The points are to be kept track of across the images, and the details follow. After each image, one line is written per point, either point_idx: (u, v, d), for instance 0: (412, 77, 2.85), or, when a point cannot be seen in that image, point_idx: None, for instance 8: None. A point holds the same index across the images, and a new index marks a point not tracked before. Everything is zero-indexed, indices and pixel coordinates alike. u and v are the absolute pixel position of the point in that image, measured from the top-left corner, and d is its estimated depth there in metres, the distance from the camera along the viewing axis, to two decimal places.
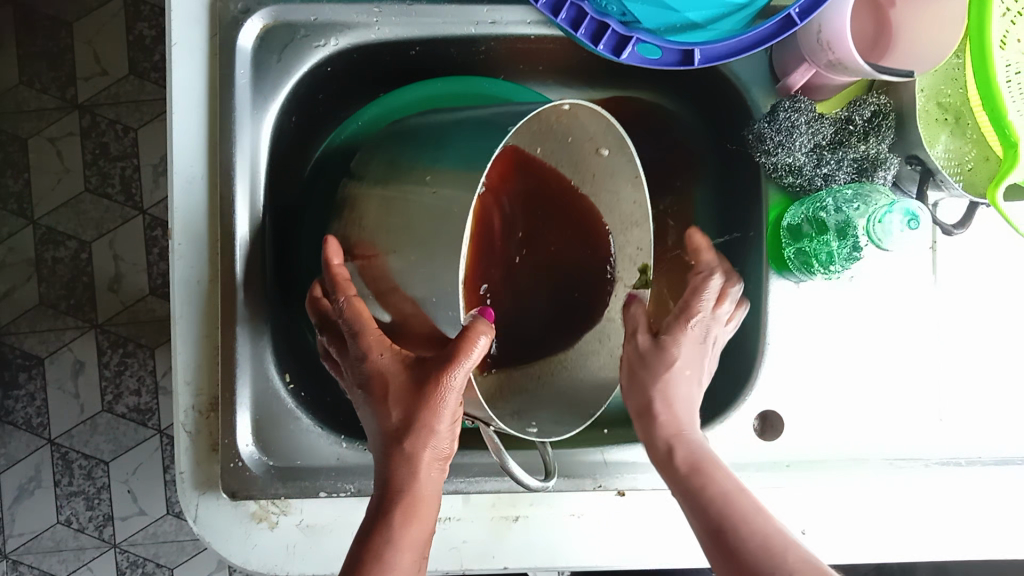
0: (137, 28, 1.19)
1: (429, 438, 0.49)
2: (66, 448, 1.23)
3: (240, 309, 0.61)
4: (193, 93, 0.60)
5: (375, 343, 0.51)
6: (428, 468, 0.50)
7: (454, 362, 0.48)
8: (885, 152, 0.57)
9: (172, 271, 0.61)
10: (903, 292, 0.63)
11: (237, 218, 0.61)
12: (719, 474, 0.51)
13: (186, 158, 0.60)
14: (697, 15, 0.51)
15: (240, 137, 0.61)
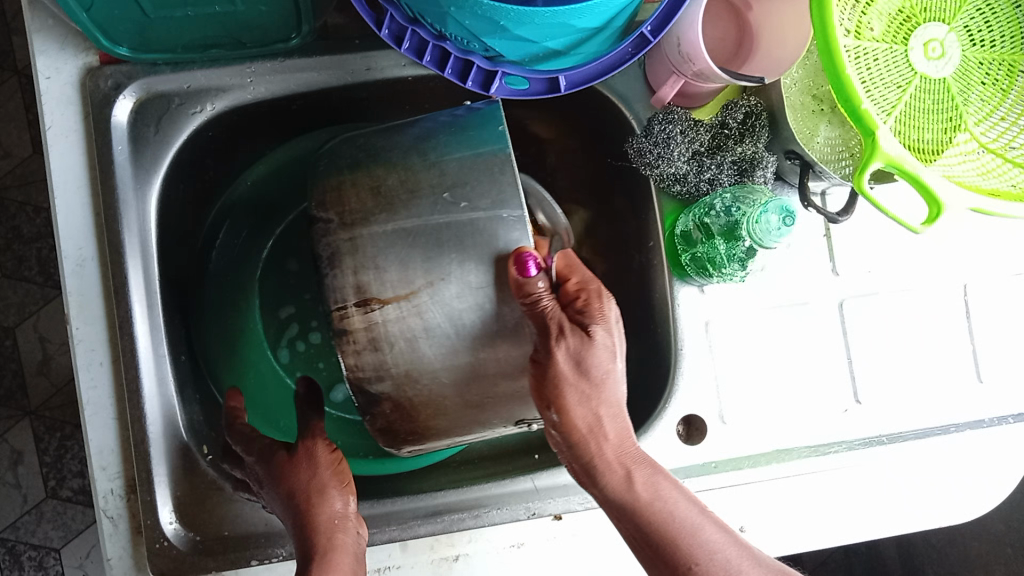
0: (37, 106, 1.17)
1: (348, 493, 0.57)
2: (13, 540, 1.19)
3: (147, 387, 0.60)
4: (73, 175, 0.60)
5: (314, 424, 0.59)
6: (346, 528, 0.55)
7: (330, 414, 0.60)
8: (762, 152, 0.58)
9: (75, 358, 0.60)
10: (805, 281, 0.65)
11: (133, 294, 0.60)
12: (675, 495, 0.49)
13: (72, 239, 0.60)
14: (555, 43, 0.51)
15: (126, 212, 0.60)
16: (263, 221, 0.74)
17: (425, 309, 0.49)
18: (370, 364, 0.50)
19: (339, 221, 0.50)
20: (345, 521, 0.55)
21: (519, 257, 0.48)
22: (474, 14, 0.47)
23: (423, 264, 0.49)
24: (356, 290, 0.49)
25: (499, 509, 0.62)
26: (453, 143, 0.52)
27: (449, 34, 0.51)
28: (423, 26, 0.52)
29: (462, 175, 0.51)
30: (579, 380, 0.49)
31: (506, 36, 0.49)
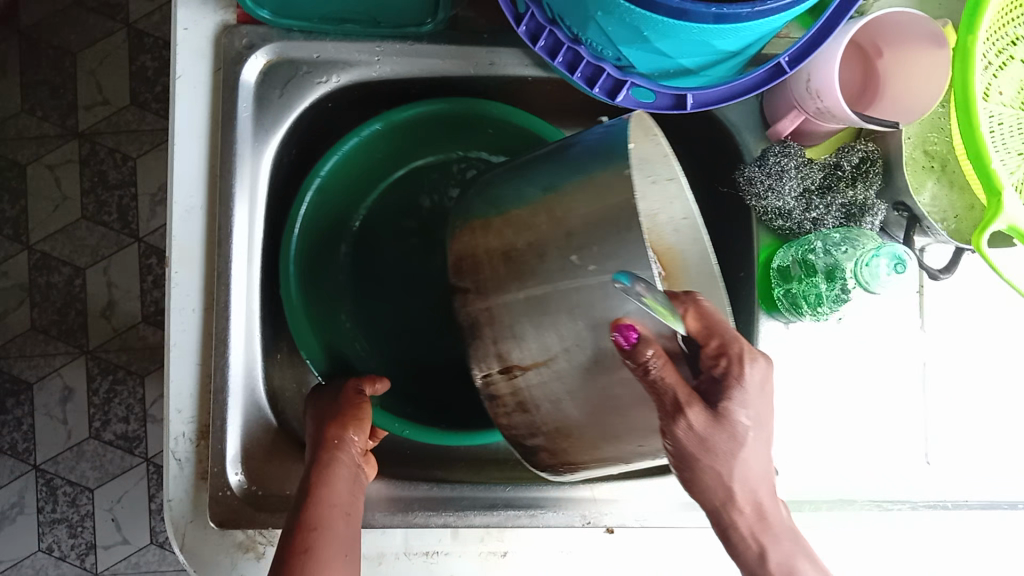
0: (140, 60, 1.21)
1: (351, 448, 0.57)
2: (50, 474, 1.22)
3: (233, 338, 0.62)
4: (195, 124, 0.61)
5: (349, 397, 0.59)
6: (341, 475, 0.55)
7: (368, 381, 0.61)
8: (873, 198, 0.58)
9: (169, 300, 0.61)
10: (892, 334, 0.64)
11: (233, 247, 0.62)
12: (808, 567, 0.50)
13: (185, 187, 0.61)
14: (690, 62, 0.51)
15: (240, 167, 0.62)
16: (353, 181, 0.70)
17: (564, 374, 0.46)
18: (522, 422, 0.51)
19: (475, 290, 0.50)
20: (349, 453, 0.56)
21: (619, 330, 0.43)
22: (620, 21, 0.48)
23: (555, 328, 0.46)
24: (499, 357, 0.49)
25: (555, 511, 0.62)
26: (574, 182, 0.46)
27: (586, 38, 0.52)
28: (560, 28, 0.53)
29: (587, 233, 0.44)
30: (707, 457, 0.47)
31: (643, 48, 0.50)
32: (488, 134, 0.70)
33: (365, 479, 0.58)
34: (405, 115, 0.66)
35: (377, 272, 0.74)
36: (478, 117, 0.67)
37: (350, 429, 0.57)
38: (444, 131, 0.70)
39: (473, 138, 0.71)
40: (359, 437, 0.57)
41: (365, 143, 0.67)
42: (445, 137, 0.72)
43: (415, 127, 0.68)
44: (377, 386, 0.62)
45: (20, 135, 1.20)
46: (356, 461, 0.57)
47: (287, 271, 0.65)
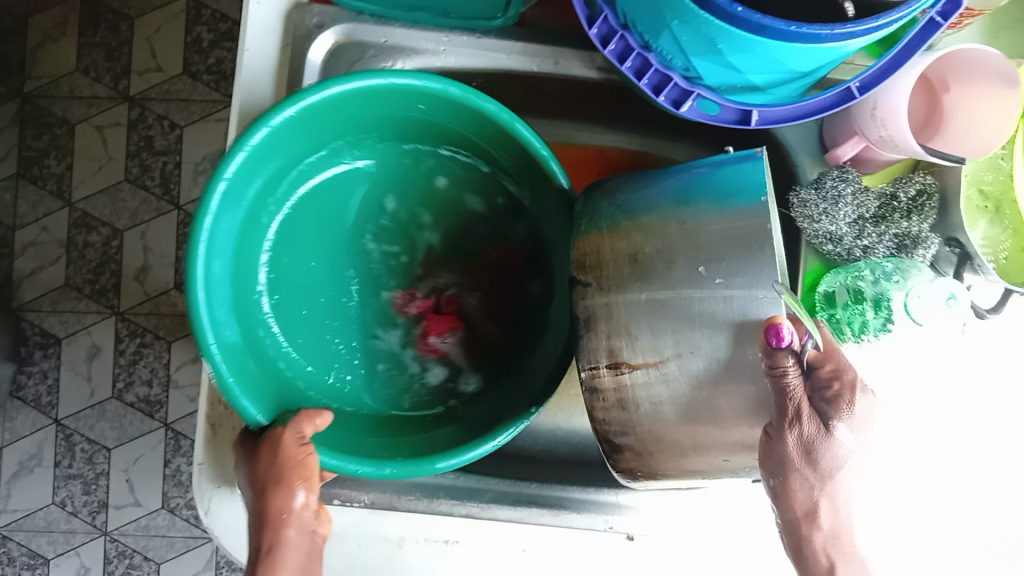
0: (197, 30, 1.23)
1: (295, 515, 0.52)
2: (70, 430, 1.24)
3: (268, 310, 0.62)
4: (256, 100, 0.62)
5: (288, 454, 0.52)
6: (291, 552, 0.52)
7: (298, 425, 0.53)
8: (926, 232, 0.58)
9: None
10: (936, 372, 0.63)
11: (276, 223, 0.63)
12: None
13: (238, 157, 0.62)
14: (759, 79, 0.52)
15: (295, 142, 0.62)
16: (290, 177, 0.63)
17: (673, 379, 0.47)
18: (617, 421, 0.49)
19: (596, 286, 0.49)
20: (300, 518, 0.53)
21: (772, 330, 0.44)
22: (695, 31, 0.48)
23: (674, 333, 0.46)
24: (611, 353, 0.48)
25: (578, 513, 0.63)
26: (708, 206, 0.48)
27: (657, 46, 0.52)
28: (633, 33, 0.53)
29: (720, 248, 0.46)
30: (807, 469, 0.50)
31: (714, 61, 0.51)
32: (458, 128, 0.60)
33: (319, 535, 0.55)
34: (337, 90, 0.54)
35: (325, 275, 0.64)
36: (446, 107, 0.57)
37: (294, 497, 0.52)
38: (404, 125, 0.62)
39: (434, 133, 0.63)
40: (307, 501, 0.53)
41: (285, 129, 0.56)
42: (405, 132, 0.63)
43: (367, 112, 0.60)
44: (318, 422, 0.54)
45: (73, 94, 1.22)
46: (307, 526, 0.53)
47: (194, 279, 0.54)
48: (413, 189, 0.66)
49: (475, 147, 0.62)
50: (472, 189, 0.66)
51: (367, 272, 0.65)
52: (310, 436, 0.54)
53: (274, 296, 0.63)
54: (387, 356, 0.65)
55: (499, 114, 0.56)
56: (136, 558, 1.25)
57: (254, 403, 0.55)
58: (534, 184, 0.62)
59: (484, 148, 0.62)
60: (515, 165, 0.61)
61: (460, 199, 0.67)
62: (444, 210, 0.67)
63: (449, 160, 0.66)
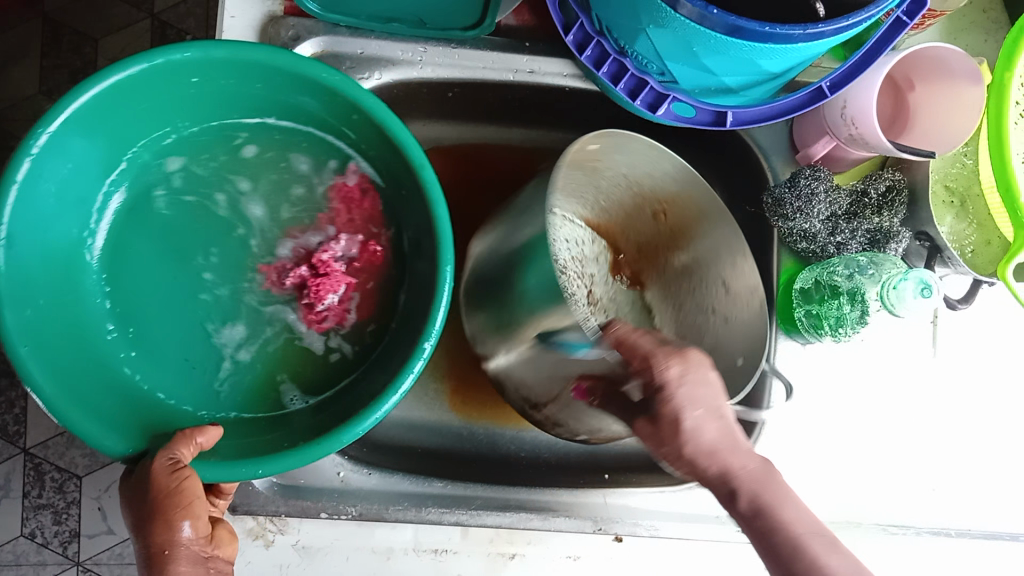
0: None
1: (182, 538, 0.50)
2: (39, 459, 1.21)
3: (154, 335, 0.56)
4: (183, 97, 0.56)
5: (167, 483, 0.48)
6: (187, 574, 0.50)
7: (175, 446, 0.49)
8: (898, 227, 0.59)
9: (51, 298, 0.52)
10: (905, 360, 0.65)
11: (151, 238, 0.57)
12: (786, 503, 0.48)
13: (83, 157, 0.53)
14: (732, 81, 0.53)
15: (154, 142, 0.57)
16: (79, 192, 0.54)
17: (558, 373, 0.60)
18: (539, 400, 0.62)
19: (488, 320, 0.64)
20: (190, 547, 0.51)
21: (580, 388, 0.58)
22: (672, 34, 0.49)
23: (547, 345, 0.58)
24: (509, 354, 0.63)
25: (566, 517, 0.63)
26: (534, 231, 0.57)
27: (634, 51, 0.54)
28: (608, 39, 0.55)
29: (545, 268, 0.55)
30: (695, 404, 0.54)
31: (691, 64, 0.52)
32: (240, 84, 0.55)
33: (213, 556, 0.53)
34: (87, 98, 0.49)
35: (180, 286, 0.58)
36: (221, 69, 0.52)
37: (180, 528, 0.50)
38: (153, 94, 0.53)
39: (220, 95, 0.56)
40: (193, 528, 0.51)
41: (39, 163, 0.49)
42: (194, 104, 0.56)
43: (113, 116, 0.53)
44: (201, 441, 0.50)
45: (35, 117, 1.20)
46: (198, 554, 0.52)
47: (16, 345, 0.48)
48: (256, 175, 0.60)
49: (288, 105, 0.57)
50: (326, 159, 0.60)
51: (225, 275, 0.59)
52: (190, 457, 0.50)
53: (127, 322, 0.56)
54: (243, 362, 0.57)
55: (276, 59, 0.51)
56: None
57: (112, 435, 0.50)
58: (380, 148, 0.57)
59: (290, 101, 0.57)
60: (346, 117, 0.56)
61: (311, 169, 0.61)
62: (289, 198, 0.60)
63: (290, 129, 0.60)
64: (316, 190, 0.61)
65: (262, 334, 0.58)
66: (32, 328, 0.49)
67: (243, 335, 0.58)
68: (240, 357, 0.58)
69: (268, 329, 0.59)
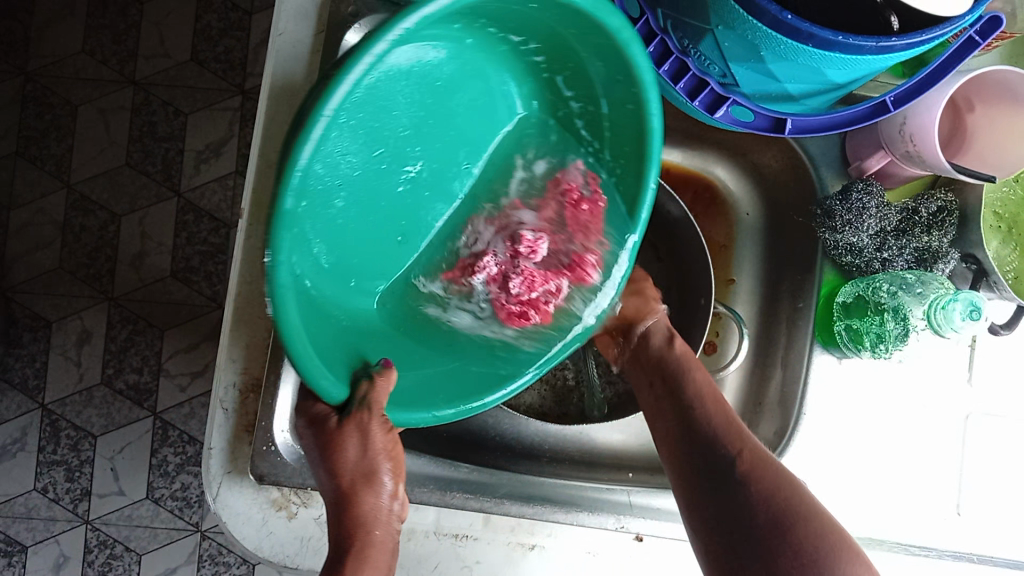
0: (206, 18, 1.23)
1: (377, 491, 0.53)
2: (56, 415, 1.22)
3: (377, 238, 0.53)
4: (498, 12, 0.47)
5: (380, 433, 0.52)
6: (386, 523, 0.54)
7: None
8: (946, 247, 0.59)
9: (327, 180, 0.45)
10: (937, 382, 0.65)
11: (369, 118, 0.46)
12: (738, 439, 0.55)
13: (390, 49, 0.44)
14: (794, 88, 0.53)
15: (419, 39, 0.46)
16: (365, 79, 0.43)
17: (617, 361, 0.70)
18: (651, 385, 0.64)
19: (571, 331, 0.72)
20: (389, 511, 0.54)
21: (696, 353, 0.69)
22: (740, 38, 0.49)
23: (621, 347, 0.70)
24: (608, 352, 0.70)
25: (590, 511, 0.63)
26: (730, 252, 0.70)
27: (698, 51, 0.54)
28: (672, 37, 0.54)
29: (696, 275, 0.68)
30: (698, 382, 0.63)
31: (755, 68, 0.51)
32: (555, 23, 0.48)
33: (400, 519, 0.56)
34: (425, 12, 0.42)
35: (367, 183, 0.48)
36: (558, 14, 0.46)
37: (382, 488, 0.54)
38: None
39: (530, 25, 0.48)
40: (392, 490, 0.54)
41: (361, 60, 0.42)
42: (510, 23, 0.48)
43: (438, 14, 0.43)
44: (387, 383, 0.50)
45: (77, 75, 1.22)
46: (391, 510, 0.54)
47: (276, 249, 0.43)
48: (485, 111, 0.53)
49: (568, 54, 0.50)
50: (547, 146, 0.56)
51: (412, 193, 0.52)
52: (388, 407, 0.51)
53: (325, 212, 0.47)
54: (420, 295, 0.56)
55: (621, 32, 0.46)
56: (117, 548, 1.22)
57: (330, 378, 0.49)
58: (625, 133, 0.53)
59: (575, 56, 0.50)
60: (618, 100, 0.51)
61: (528, 141, 0.56)
62: (492, 164, 0.55)
63: (539, 81, 0.53)
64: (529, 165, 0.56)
65: (472, 304, 0.56)
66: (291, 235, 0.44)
67: (445, 288, 0.56)
68: (459, 314, 0.56)
69: (485, 310, 0.56)
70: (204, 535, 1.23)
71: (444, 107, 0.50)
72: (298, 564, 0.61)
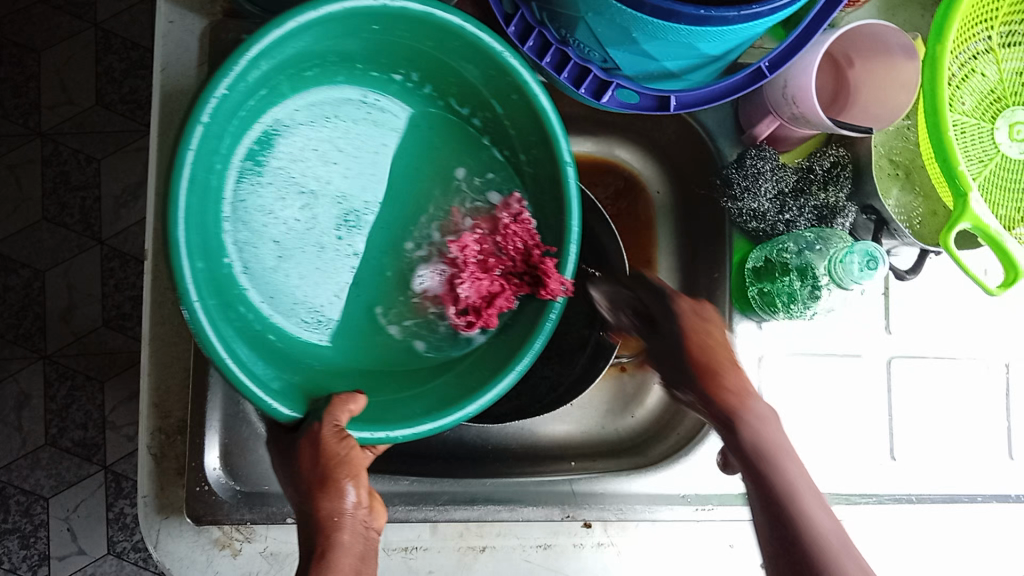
0: (107, 60, 1.20)
1: (342, 501, 0.50)
2: (3, 482, 1.19)
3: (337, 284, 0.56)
4: (361, 44, 0.53)
5: (334, 443, 0.50)
6: (352, 531, 0.50)
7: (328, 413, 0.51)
8: (843, 201, 0.61)
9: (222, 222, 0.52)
10: (858, 332, 0.66)
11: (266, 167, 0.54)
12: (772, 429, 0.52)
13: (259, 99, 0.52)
14: (673, 65, 0.53)
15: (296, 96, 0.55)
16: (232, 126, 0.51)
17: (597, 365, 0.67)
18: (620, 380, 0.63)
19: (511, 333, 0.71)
20: (354, 518, 0.51)
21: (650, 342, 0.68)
22: (610, 22, 0.49)
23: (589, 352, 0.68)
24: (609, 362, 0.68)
25: (533, 506, 0.63)
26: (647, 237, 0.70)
27: (575, 39, 0.54)
28: (549, 28, 0.55)
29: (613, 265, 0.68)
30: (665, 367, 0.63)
31: (631, 50, 0.52)
32: (410, 41, 0.53)
33: (376, 533, 0.52)
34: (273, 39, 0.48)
35: (292, 222, 0.54)
36: (405, 25, 0.51)
37: (345, 496, 0.50)
38: (325, 35, 0.51)
39: (382, 50, 0.54)
40: (356, 498, 0.51)
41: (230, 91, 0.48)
42: (376, 52, 0.54)
43: (280, 57, 0.51)
44: (353, 407, 0.51)
45: None
46: (362, 524, 0.51)
47: (188, 295, 0.48)
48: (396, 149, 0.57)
49: (447, 72, 0.55)
50: (470, 161, 0.58)
51: (349, 234, 0.56)
52: (348, 423, 0.51)
53: (248, 258, 0.53)
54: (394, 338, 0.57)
55: (461, 23, 0.50)
56: None
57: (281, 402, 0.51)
58: (526, 126, 0.55)
59: (451, 71, 0.55)
60: (502, 94, 0.54)
61: (459, 164, 0.58)
62: (426, 181, 0.58)
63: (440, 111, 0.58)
64: (461, 184, 0.58)
65: (435, 328, 0.58)
66: (199, 276, 0.49)
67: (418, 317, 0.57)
68: (443, 344, 0.58)
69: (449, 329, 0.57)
70: None
71: (347, 148, 0.56)
72: None
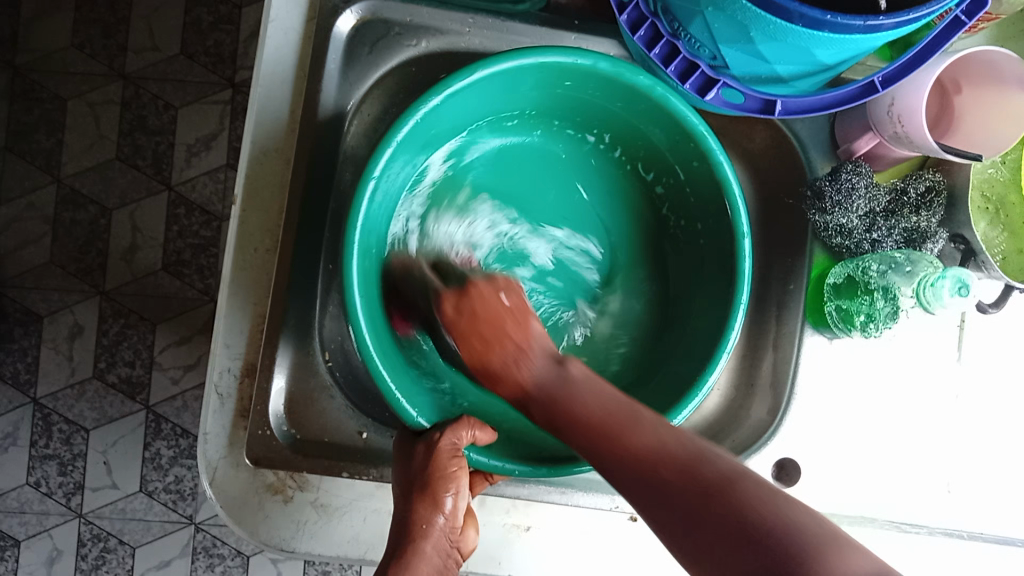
0: (196, 12, 1.23)
1: (435, 513, 0.53)
2: (49, 409, 1.22)
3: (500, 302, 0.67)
4: (565, 113, 0.66)
5: (442, 457, 0.55)
6: (438, 542, 0.53)
7: (453, 428, 0.56)
8: (934, 227, 0.60)
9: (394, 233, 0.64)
10: (927, 361, 0.66)
11: (456, 188, 0.67)
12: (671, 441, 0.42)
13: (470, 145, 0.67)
14: (783, 69, 0.53)
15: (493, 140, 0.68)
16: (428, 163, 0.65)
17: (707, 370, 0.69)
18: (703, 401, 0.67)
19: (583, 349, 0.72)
20: (443, 533, 0.54)
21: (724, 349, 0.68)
22: (729, 18, 0.49)
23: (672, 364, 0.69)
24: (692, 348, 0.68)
25: (585, 493, 0.65)
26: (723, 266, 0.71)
27: (688, 33, 0.54)
28: (663, 20, 0.55)
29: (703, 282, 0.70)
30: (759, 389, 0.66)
31: (744, 49, 0.52)
32: (600, 97, 0.63)
33: (462, 558, 0.55)
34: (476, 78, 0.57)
35: (471, 237, 0.66)
36: (594, 83, 0.61)
37: (442, 507, 0.54)
38: (525, 78, 0.60)
39: (576, 107, 0.65)
40: (451, 515, 0.54)
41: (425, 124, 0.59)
42: (569, 109, 0.65)
43: (471, 95, 0.60)
44: (478, 432, 0.57)
45: (67, 70, 1.22)
46: (450, 542, 0.54)
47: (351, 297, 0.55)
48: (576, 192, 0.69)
49: (636, 133, 0.65)
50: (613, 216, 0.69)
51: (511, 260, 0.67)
52: (465, 445, 0.56)
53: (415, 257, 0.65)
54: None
55: (652, 87, 0.58)
56: (111, 541, 1.22)
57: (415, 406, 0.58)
58: (705, 192, 0.63)
59: (637, 129, 0.64)
60: (685, 161, 0.63)
61: (625, 244, 0.70)
62: (586, 230, 0.69)
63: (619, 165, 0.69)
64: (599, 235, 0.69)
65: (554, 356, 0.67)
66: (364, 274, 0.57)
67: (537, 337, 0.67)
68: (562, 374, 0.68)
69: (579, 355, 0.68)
70: (197, 528, 1.23)
71: (528, 189, 0.68)
72: (295, 548, 0.61)
